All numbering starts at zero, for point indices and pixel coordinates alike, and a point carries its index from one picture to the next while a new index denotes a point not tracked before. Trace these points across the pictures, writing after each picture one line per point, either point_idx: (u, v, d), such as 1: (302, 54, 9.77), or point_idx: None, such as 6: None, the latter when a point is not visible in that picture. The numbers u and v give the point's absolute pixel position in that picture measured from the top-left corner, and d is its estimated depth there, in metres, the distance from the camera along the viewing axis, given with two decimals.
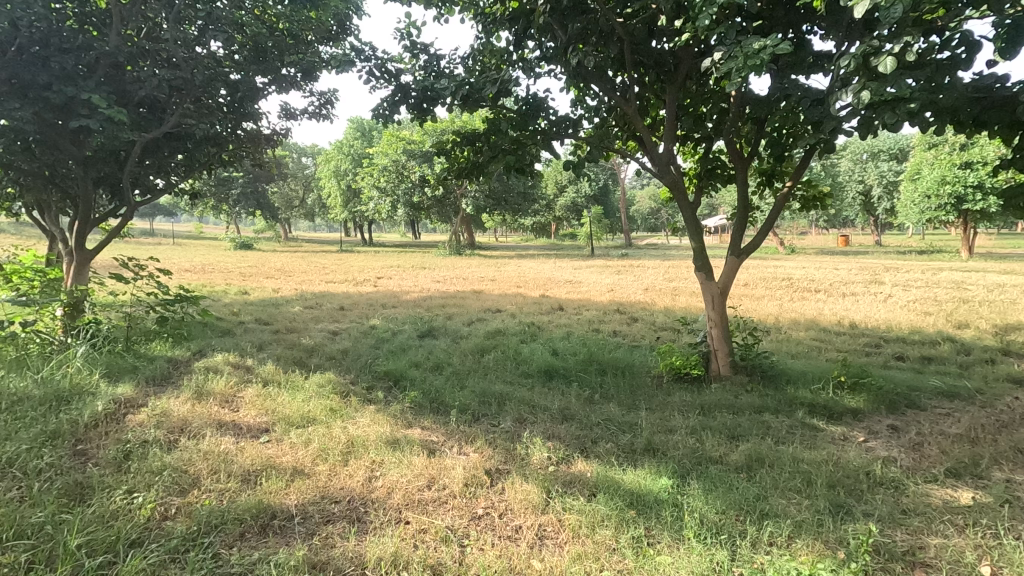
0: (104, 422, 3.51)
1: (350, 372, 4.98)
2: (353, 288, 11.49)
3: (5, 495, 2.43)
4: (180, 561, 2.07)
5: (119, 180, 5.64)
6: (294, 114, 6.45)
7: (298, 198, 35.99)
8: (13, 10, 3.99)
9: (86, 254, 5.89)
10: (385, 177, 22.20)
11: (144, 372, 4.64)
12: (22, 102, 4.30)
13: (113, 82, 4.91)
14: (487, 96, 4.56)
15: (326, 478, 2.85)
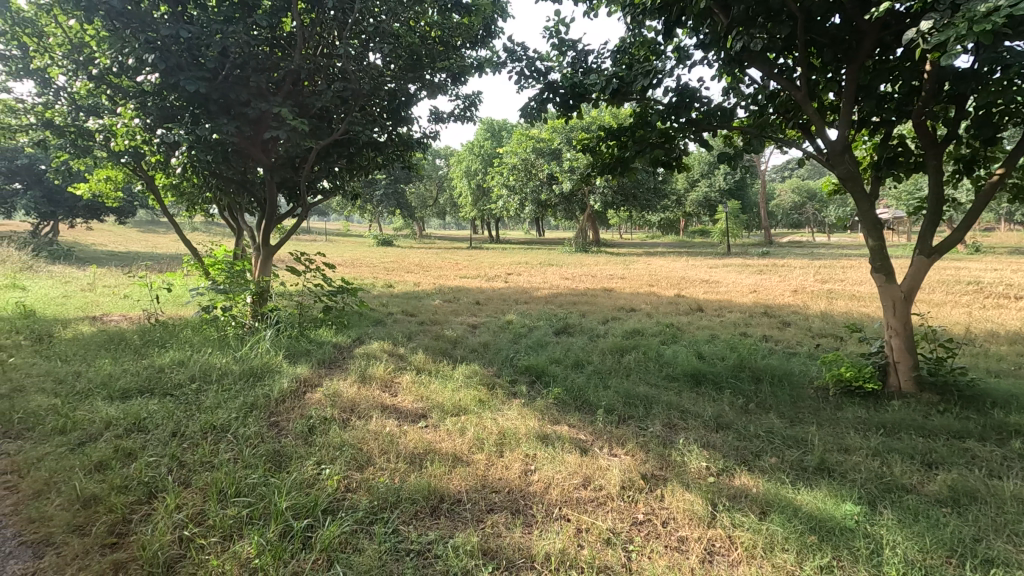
0: (289, 398, 3.98)
1: (493, 366, 5.13)
2: (485, 283, 11.87)
3: (224, 456, 2.83)
4: (367, 531, 2.25)
5: (296, 183, 6.34)
6: (442, 117, 6.80)
7: (432, 198, 38.17)
8: (223, 40, 4.64)
9: (269, 248, 6.72)
10: (514, 175, 22.71)
11: (317, 355, 5.18)
12: (229, 118, 5.01)
13: (295, 97, 5.53)
14: (638, 90, 4.42)
15: (484, 467, 2.95)
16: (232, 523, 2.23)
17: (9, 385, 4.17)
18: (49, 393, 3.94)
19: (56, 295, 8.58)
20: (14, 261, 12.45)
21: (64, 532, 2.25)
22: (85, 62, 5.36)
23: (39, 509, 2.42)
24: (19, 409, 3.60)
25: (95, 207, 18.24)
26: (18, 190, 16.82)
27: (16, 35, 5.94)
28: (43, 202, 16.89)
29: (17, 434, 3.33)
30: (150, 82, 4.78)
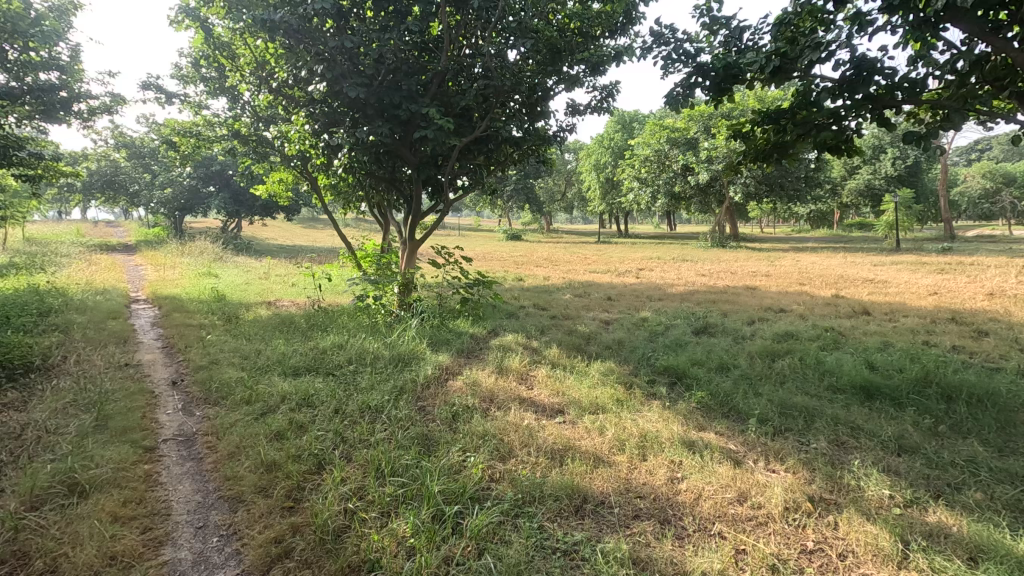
0: (433, 384, 4.18)
1: (629, 364, 4.96)
2: (615, 278, 11.59)
3: (379, 436, 3.02)
4: (512, 524, 2.26)
5: (439, 180, 6.64)
6: (579, 110, 6.70)
7: (560, 192, 38.31)
8: (379, 48, 4.97)
9: (414, 242, 7.13)
10: (646, 167, 21.94)
11: (456, 344, 5.40)
12: (383, 121, 5.37)
13: (441, 97, 5.79)
14: (803, 66, 3.93)
15: (626, 470, 2.83)
16: (389, 500, 2.37)
17: (208, 358, 4.89)
18: (238, 367, 4.55)
19: (241, 283, 9.96)
20: (209, 252, 14.68)
21: (253, 492, 2.55)
22: (266, 78, 6.09)
23: (233, 469, 2.77)
24: (216, 380, 4.20)
25: (269, 206, 20.88)
26: (213, 192, 19.82)
27: (215, 59, 6.92)
28: (230, 202, 19.70)
29: (214, 400, 3.89)
30: (319, 92, 5.29)
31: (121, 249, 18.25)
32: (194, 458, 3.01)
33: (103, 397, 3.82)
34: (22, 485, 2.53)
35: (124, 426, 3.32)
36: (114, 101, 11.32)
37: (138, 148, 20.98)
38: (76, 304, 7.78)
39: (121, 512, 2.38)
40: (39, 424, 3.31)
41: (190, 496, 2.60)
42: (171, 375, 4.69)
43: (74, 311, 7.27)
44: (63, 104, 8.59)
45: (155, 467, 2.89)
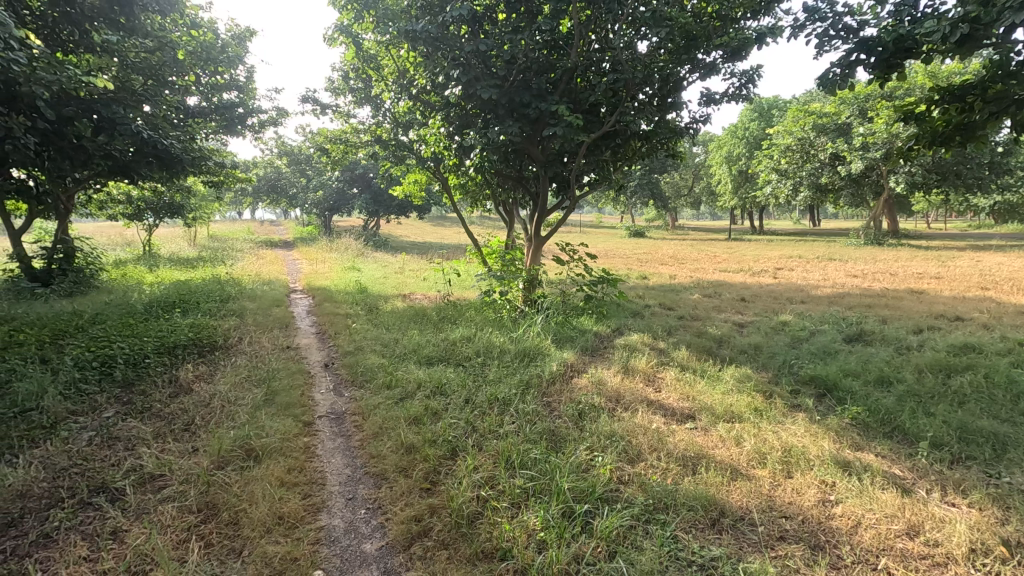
0: (558, 380, 4.19)
1: (768, 371, 4.58)
2: (749, 278, 10.78)
3: (508, 429, 3.09)
4: (644, 530, 2.18)
5: (565, 177, 6.64)
6: (714, 98, 6.30)
7: (687, 186, 36.48)
8: (511, 49, 5.07)
9: (539, 239, 7.21)
10: (787, 157, 20.11)
11: (580, 342, 5.37)
12: (514, 120, 5.49)
13: (570, 94, 5.77)
14: (1001, 31, 3.33)
15: (769, 486, 2.61)
16: (520, 492, 2.42)
17: (354, 345, 5.37)
18: (379, 354, 4.94)
19: (380, 276, 10.79)
20: (353, 249, 16.12)
21: (395, 471, 2.74)
22: (407, 85, 6.52)
23: (377, 448, 3.00)
24: (361, 364, 4.60)
25: (404, 206, 22.36)
26: (356, 194, 21.72)
27: (362, 70, 7.55)
28: (371, 203, 21.41)
29: (360, 383, 4.26)
30: (454, 96, 5.54)
31: (282, 245, 20.69)
32: (344, 435, 3.32)
33: (271, 375, 4.35)
34: (212, 446, 2.96)
35: (287, 401, 3.75)
36: (279, 114, 12.83)
37: (296, 155, 23.60)
38: (249, 293, 8.97)
39: (287, 478, 2.69)
40: (223, 395, 3.86)
41: (341, 469, 2.87)
42: (323, 358, 5.23)
43: (247, 299, 8.39)
44: (241, 118, 9.92)
45: (313, 439, 3.24)
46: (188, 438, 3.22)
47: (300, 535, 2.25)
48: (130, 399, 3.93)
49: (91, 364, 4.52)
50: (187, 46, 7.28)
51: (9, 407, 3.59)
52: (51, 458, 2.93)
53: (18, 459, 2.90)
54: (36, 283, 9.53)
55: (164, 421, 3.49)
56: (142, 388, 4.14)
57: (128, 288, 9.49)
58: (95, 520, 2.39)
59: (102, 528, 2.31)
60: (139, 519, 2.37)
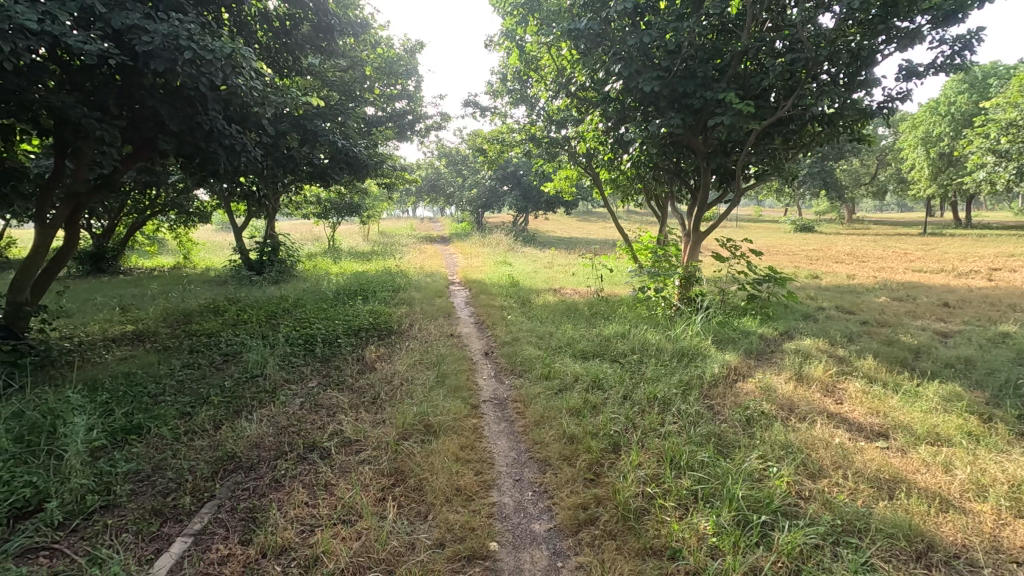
0: (721, 383, 3.98)
1: (983, 390, 3.88)
2: (954, 280, 9.16)
3: (670, 429, 3.03)
4: (831, 551, 2.01)
5: (729, 168, 6.24)
6: (917, 71, 5.44)
7: (869, 173, 31.98)
8: (676, 38, 4.89)
9: (698, 234, 6.87)
10: (1010, 134, 16.63)
11: (744, 344, 5.03)
12: (676, 111, 5.30)
13: (739, 80, 5.41)
14: None
15: (993, 524, 2.23)
16: (687, 494, 2.37)
17: (511, 336, 5.64)
18: (536, 345, 5.12)
19: (531, 271, 11.13)
20: (504, 244, 16.82)
21: (558, 458, 2.84)
22: (566, 83, 6.64)
23: (540, 435, 3.14)
24: (520, 354, 4.82)
25: (552, 202, 22.70)
26: (507, 191, 22.56)
27: (522, 72, 7.85)
28: (521, 199, 22.06)
29: (519, 372, 4.46)
30: (614, 91, 5.52)
31: (440, 241, 22.27)
32: (507, 419, 3.52)
33: (440, 359, 4.75)
34: (397, 419, 3.33)
35: (456, 384, 4.08)
36: (443, 119, 13.83)
37: (454, 156, 25.23)
38: (415, 284, 9.83)
39: (461, 454, 2.92)
40: (402, 375, 4.31)
41: (507, 451, 3.05)
42: (483, 346, 5.57)
43: (414, 290, 9.22)
44: (411, 125, 10.89)
45: (481, 421, 3.48)
46: (376, 410, 3.66)
47: (476, 508, 2.44)
48: (328, 373, 4.57)
49: (297, 341, 5.34)
50: (371, 62, 8.19)
51: (243, 372, 4.41)
52: (274, 417, 3.54)
53: (252, 415, 3.55)
54: (253, 272, 11.45)
55: (356, 394, 4.01)
56: (337, 364, 4.79)
57: (320, 278, 10.97)
58: (310, 472, 2.83)
59: (317, 479, 2.73)
60: (343, 475, 2.76)
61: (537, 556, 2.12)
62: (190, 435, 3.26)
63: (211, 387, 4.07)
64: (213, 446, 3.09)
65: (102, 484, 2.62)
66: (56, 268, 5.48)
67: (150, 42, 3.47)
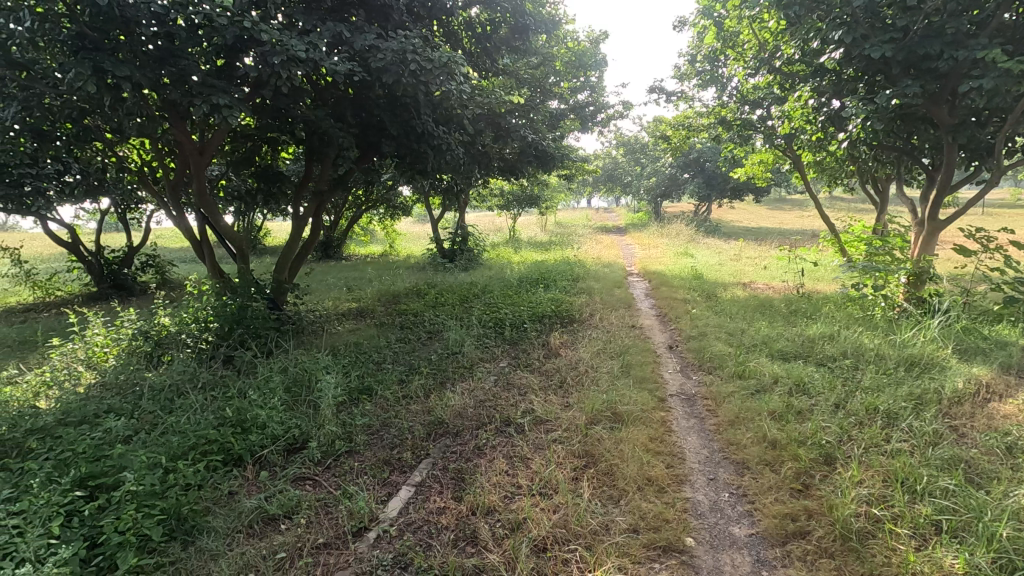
0: (967, 401, 3.32)
1: None
2: None
3: (898, 446, 2.63)
4: None
5: (984, 141, 5.12)
6: None
7: None
8: None
9: (935, 223, 5.77)
10: None
11: (999, 356, 4.12)
12: (914, 79, 4.51)
13: (1006, 32, 4.39)
14: None
15: None
16: (925, 524, 2.05)
17: (698, 330, 5.38)
18: (726, 342, 4.82)
19: (716, 263, 10.44)
20: (684, 234, 16.03)
21: (759, 463, 2.67)
22: (768, 58, 6.11)
23: (735, 436, 2.97)
24: (708, 350, 4.59)
25: (739, 190, 20.98)
26: (688, 178, 21.46)
27: (717, 51, 7.42)
28: (704, 186, 20.63)
29: (709, 369, 4.26)
30: (830, 61, 4.91)
31: (615, 231, 21.98)
32: (697, 416, 3.39)
33: (624, 349, 4.74)
34: (586, 404, 3.42)
35: (642, 375, 4.04)
36: (624, 108, 13.65)
37: (632, 144, 24.73)
38: (594, 274, 9.90)
39: (651, 445, 2.90)
40: (586, 362, 4.41)
41: (700, 449, 2.94)
42: (667, 339, 5.42)
43: (593, 280, 9.29)
44: (593, 116, 10.96)
45: (669, 415, 3.40)
46: (564, 394, 3.80)
47: (670, 500, 2.41)
48: (517, 355, 4.88)
49: (489, 324, 5.77)
50: (561, 57, 8.42)
51: (445, 349, 4.92)
52: (474, 391, 3.90)
53: (455, 388, 3.95)
54: (446, 260, 12.63)
55: (544, 376, 4.22)
56: (524, 347, 5.08)
57: (503, 266, 11.66)
58: (508, 444, 3.06)
59: (514, 452, 2.94)
60: (537, 451, 2.93)
61: (738, 560, 2.03)
62: (406, 400, 3.75)
63: (421, 360, 4.62)
64: (426, 411, 3.51)
65: (346, 432, 3.16)
66: (305, 252, 6.68)
67: (383, 59, 4.02)
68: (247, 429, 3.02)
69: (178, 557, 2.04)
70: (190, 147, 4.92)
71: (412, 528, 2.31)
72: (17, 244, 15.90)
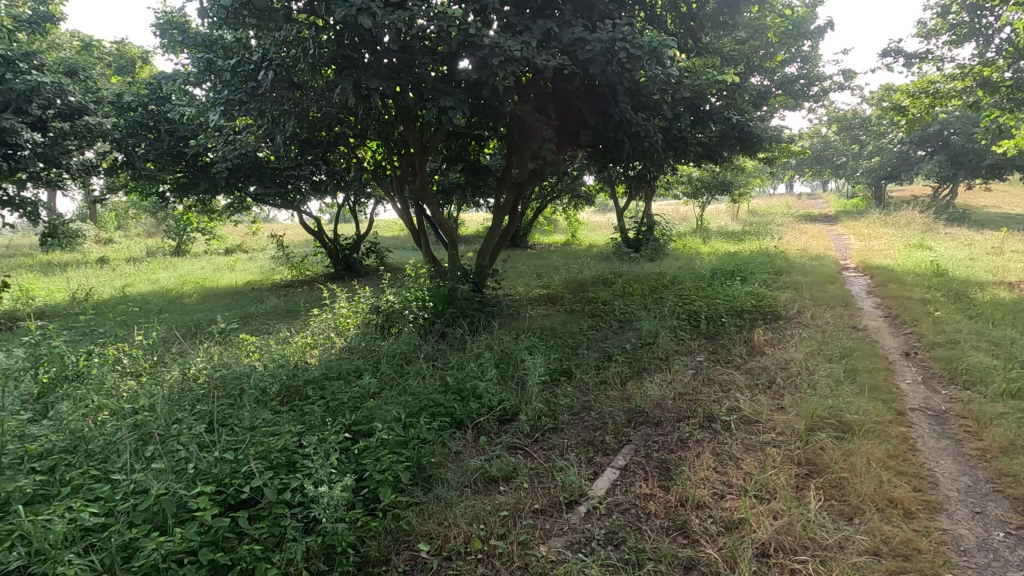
0: None
1: None
2: None
3: None
4: None
5: None
6: None
7: None
8: None
9: None
10: None
11: None
12: None
13: None
14: None
15: None
16: None
17: (944, 336, 4.53)
18: (987, 353, 3.97)
19: (966, 257, 8.60)
20: (917, 222, 13.53)
21: None
22: None
23: (1010, 466, 2.45)
24: (963, 360, 3.83)
25: (999, 167, 17.02)
26: (925, 156, 18.03)
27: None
28: (946, 164, 17.12)
29: (963, 383, 3.56)
30: None
31: (823, 219, 19.46)
32: (950, 437, 2.87)
33: (846, 353, 4.20)
34: (804, 409, 3.11)
35: (872, 383, 3.54)
36: (844, 78, 11.92)
37: (849, 120, 21.56)
38: (800, 267, 8.88)
39: (891, 462, 2.53)
40: (800, 363, 4.00)
41: (957, 476, 2.49)
42: (901, 345, 4.66)
43: (799, 273, 8.34)
44: (805, 90, 9.79)
45: (911, 430, 2.93)
46: (775, 395, 3.52)
47: (921, 528, 2.10)
48: (716, 350, 4.63)
49: (683, 316, 5.56)
50: (774, 28, 7.67)
51: (639, 338, 4.88)
52: (673, 383, 3.81)
53: (652, 378, 3.90)
54: (630, 249, 12.43)
55: (750, 375, 3.94)
56: (724, 342, 4.79)
57: (692, 257, 11.11)
58: (714, 440, 2.95)
59: (721, 449, 2.82)
60: (748, 452, 2.77)
61: None
62: (605, 385, 3.82)
63: (615, 347, 4.65)
64: (625, 399, 3.54)
65: (551, 409, 3.34)
66: (503, 240, 7.14)
67: (592, 50, 4.10)
68: (466, 397, 3.38)
69: (422, 500, 2.37)
70: (415, 146, 5.58)
71: (620, 509, 2.36)
72: (281, 233, 19.82)
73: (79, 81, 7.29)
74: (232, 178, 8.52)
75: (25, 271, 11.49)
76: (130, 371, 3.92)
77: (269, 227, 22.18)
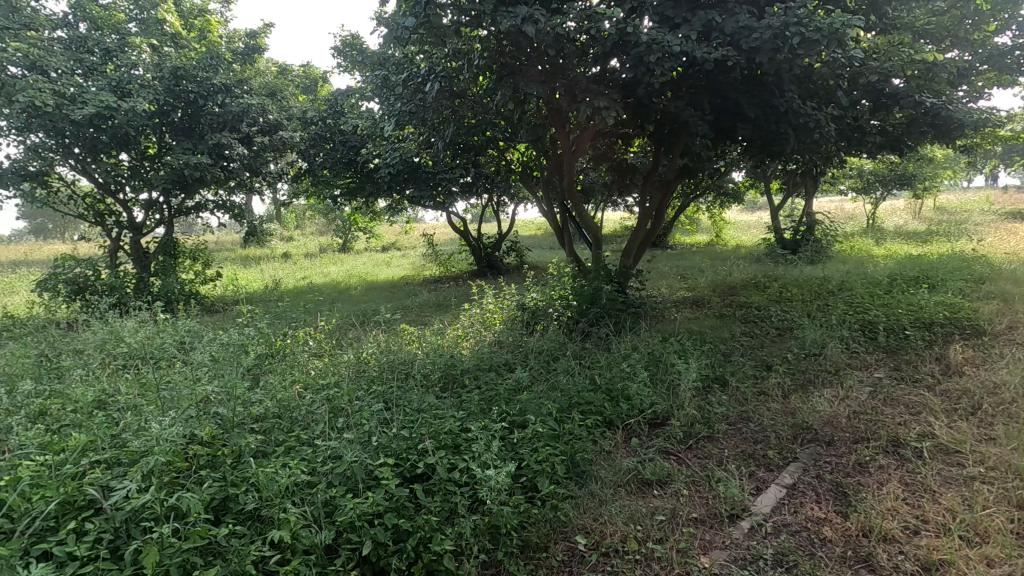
0: None
1: None
2: None
3: None
4: None
5: None
6: None
7: None
8: None
9: None
10: None
11: None
12: None
13: None
14: None
15: None
16: None
17: None
18: None
19: None
20: None
21: None
22: None
23: None
24: None
25: None
26: None
27: None
28: None
29: None
30: None
31: None
32: None
33: None
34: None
35: None
36: None
37: None
38: (1008, 273, 7.46)
39: None
40: (1016, 388, 3.37)
41: None
42: None
43: (1008, 282, 7.00)
44: None
45: None
46: (981, 424, 3.01)
47: None
48: (899, 366, 4.07)
49: (855, 326, 4.98)
50: None
51: (802, 348, 4.47)
52: (846, 399, 3.43)
53: (821, 392, 3.55)
54: (786, 251, 11.39)
55: (945, 398, 3.41)
56: (909, 359, 4.20)
57: (863, 260, 9.87)
58: (902, 468, 2.61)
59: (912, 479, 2.49)
60: (949, 486, 2.41)
61: None
62: (764, 396, 3.57)
63: (774, 356, 4.31)
64: (789, 413, 3.27)
65: (705, 417, 3.20)
66: (647, 240, 6.96)
67: (760, 38, 3.84)
68: (616, 398, 3.37)
69: (577, 494, 2.42)
70: (564, 146, 5.66)
71: (790, 530, 2.19)
72: (430, 233, 21.33)
73: (277, 101, 8.52)
74: (393, 182, 9.36)
75: (230, 263, 13.70)
76: (316, 351, 4.50)
77: (420, 227, 23.98)
